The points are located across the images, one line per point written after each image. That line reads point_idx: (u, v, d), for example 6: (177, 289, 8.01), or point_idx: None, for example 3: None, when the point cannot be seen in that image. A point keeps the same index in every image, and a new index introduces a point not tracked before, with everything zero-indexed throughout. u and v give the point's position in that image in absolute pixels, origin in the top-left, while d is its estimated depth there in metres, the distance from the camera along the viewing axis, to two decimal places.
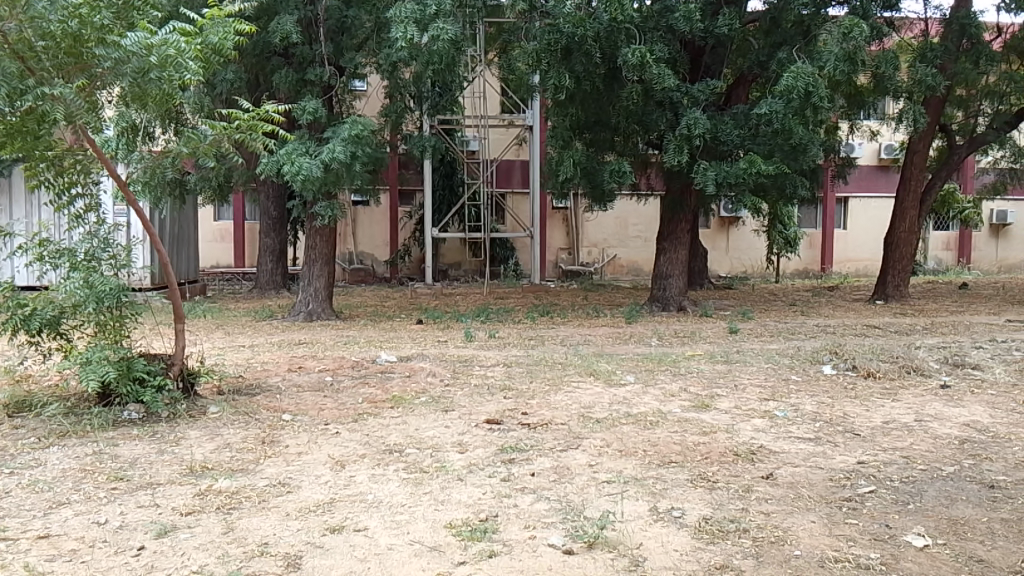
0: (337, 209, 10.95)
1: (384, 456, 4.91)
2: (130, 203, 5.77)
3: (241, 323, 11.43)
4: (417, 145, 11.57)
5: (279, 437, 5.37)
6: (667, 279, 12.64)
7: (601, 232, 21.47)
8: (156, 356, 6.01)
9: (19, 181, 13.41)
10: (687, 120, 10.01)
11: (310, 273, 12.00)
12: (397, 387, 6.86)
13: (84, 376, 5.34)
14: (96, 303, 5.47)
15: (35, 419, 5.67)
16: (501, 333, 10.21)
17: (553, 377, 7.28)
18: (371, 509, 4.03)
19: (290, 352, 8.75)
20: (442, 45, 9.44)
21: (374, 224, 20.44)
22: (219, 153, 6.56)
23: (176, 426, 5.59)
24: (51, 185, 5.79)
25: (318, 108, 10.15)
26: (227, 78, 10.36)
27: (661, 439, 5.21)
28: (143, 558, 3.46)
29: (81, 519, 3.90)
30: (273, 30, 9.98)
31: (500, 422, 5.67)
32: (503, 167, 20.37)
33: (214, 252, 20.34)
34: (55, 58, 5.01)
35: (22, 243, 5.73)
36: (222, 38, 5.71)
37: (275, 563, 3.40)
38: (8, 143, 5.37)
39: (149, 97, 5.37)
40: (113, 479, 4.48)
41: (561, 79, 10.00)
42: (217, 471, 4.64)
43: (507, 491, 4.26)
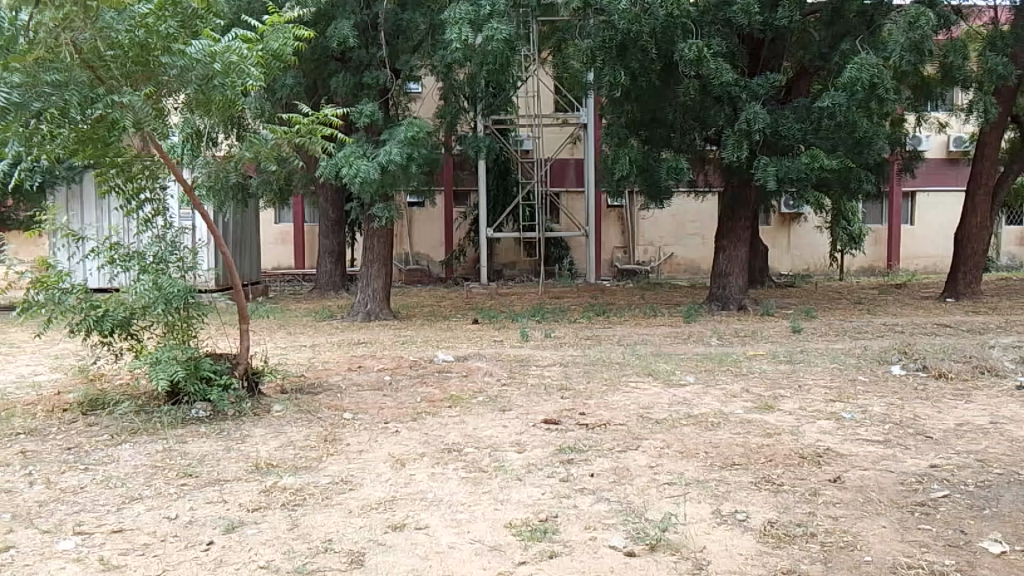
0: (394, 210, 11.05)
1: (443, 454, 4.95)
2: (196, 207, 5.94)
3: (302, 324, 11.66)
4: (472, 145, 11.63)
5: (341, 434, 5.46)
6: (727, 277, 12.42)
7: (658, 231, 21.24)
8: (222, 355, 6.18)
9: (90, 187, 13.92)
10: (746, 114, 9.81)
11: (367, 273, 12.16)
12: (455, 387, 6.89)
13: (154, 375, 5.49)
14: (165, 304, 5.68)
15: (109, 417, 5.88)
16: (557, 333, 10.19)
17: (610, 377, 7.22)
18: (432, 507, 4.05)
19: (351, 352, 8.89)
20: (496, 45, 9.46)
21: (430, 225, 20.64)
22: (279, 157, 6.71)
23: (242, 424, 5.73)
24: (120, 191, 5.99)
25: (375, 111, 10.28)
26: (287, 83, 10.56)
27: (723, 440, 5.12)
28: (213, 552, 3.55)
29: (153, 514, 4.02)
30: (331, 35, 10.16)
31: (558, 422, 5.65)
32: (557, 166, 20.30)
33: (275, 253, 20.83)
34: (123, 66, 5.15)
35: (95, 246, 5.94)
36: (282, 44, 5.87)
37: (339, 560, 3.44)
38: (80, 150, 5.49)
39: (212, 103, 5.54)
40: (182, 475, 4.61)
41: (617, 76, 9.94)
42: (281, 468, 4.74)
43: (567, 491, 4.23)
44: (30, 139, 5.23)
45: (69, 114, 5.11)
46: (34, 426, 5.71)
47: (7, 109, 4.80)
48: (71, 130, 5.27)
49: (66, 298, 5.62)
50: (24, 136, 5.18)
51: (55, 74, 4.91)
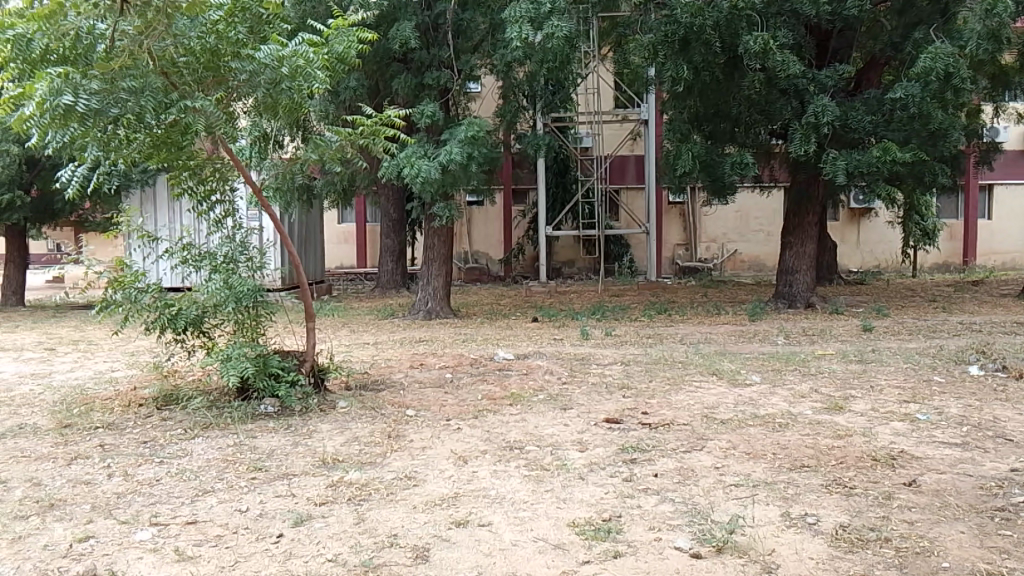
0: (454, 210, 11.13)
1: (505, 452, 4.96)
2: (264, 208, 6.10)
3: (364, 322, 11.86)
4: (532, 143, 11.63)
5: (403, 431, 5.53)
6: (793, 274, 12.13)
7: (721, 227, 20.89)
8: (290, 353, 6.34)
9: (163, 190, 14.43)
10: (814, 107, 9.55)
11: (428, 272, 12.29)
12: (515, 384, 6.92)
13: (225, 371, 5.65)
14: (235, 303, 5.86)
15: (182, 411, 6.08)
16: (617, 331, 10.12)
17: (673, 376, 7.13)
18: (494, 504, 4.07)
19: (412, 349, 9.00)
20: (556, 42, 9.40)
21: (490, 224, 20.75)
22: (344, 158, 6.84)
23: (309, 419, 5.87)
24: (193, 193, 6.18)
25: (436, 112, 10.38)
26: (350, 85, 10.74)
27: (791, 442, 5.00)
28: (282, 545, 3.63)
29: (225, 506, 4.14)
30: (393, 37, 10.31)
31: (620, 421, 5.60)
32: (616, 163, 20.16)
33: (338, 253, 21.25)
34: (195, 72, 5.33)
35: (169, 247, 6.15)
36: (345, 46, 6.08)
37: (404, 554, 3.49)
38: (155, 154, 5.64)
39: (279, 107, 5.67)
40: (252, 468, 4.74)
41: (678, 71, 9.83)
42: (347, 463, 4.82)
43: (630, 491, 4.19)
44: (108, 144, 5.39)
45: (144, 119, 5.26)
46: (112, 420, 5.95)
47: (87, 114, 4.97)
48: (145, 135, 5.40)
49: (142, 296, 5.83)
50: (102, 141, 5.35)
51: (131, 80, 5.08)
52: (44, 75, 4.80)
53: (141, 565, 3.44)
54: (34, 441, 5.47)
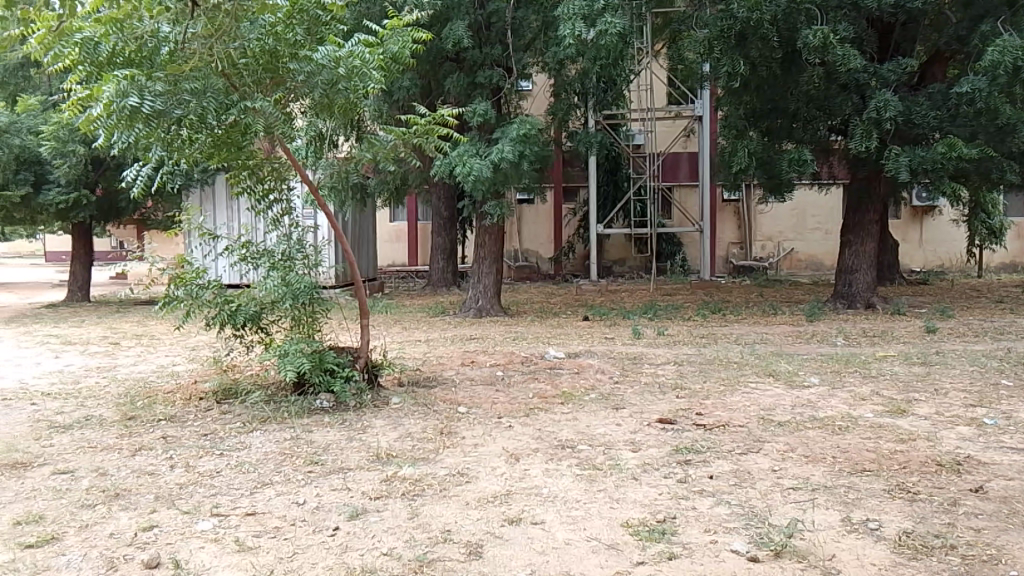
0: (506, 208, 11.14)
1: (557, 451, 4.95)
2: (320, 206, 6.22)
3: (416, 319, 11.98)
4: (583, 141, 11.58)
5: (455, 428, 5.56)
6: (853, 274, 11.83)
7: (777, 225, 20.51)
8: (344, 349, 6.44)
9: (222, 189, 14.79)
10: (876, 102, 9.30)
11: (479, 270, 12.34)
12: (567, 383, 6.89)
13: (282, 366, 5.77)
14: (292, 300, 5.98)
15: (241, 405, 6.22)
16: (670, 330, 10.02)
17: (728, 377, 7.02)
18: (547, 503, 4.06)
19: (464, 347, 9.04)
20: (610, 39, 9.30)
21: (540, 222, 20.74)
22: (397, 157, 6.92)
23: (363, 415, 5.95)
24: (252, 192, 6.31)
25: (488, 110, 10.42)
26: (404, 85, 10.85)
27: (852, 445, 4.88)
28: (338, 538, 3.69)
29: (283, 499, 4.23)
30: (446, 36, 10.37)
31: (674, 422, 5.54)
32: (669, 160, 19.93)
33: (390, 251, 21.52)
34: (255, 73, 5.45)
35: (228, 245, 6.28)
36: (400, 46, 6.16)
37: (458, 550, 3.51)
38: (215, 154, 5.78)
39: (335, 106, 5.80)
40: (309, 462, 4.82)
41: (735, 67, 9.68)
42: (401, 458, 4.88)
43: (685, 493, 4.15)
44: (171, 144, 5.54)
45: (206, 121, 5.39)
46: (174, 413, 6.12)
47: (151, 115, 5.12)
48: (207, 136, 5.53)
49: (203, 293, 5.98)
50: (166, 141, 5.49)
51: (193, 82, 5.23)
52: (111, 78, 4.95)
53: (203, 554, 3.53)
54: (101, 432, 5.67)
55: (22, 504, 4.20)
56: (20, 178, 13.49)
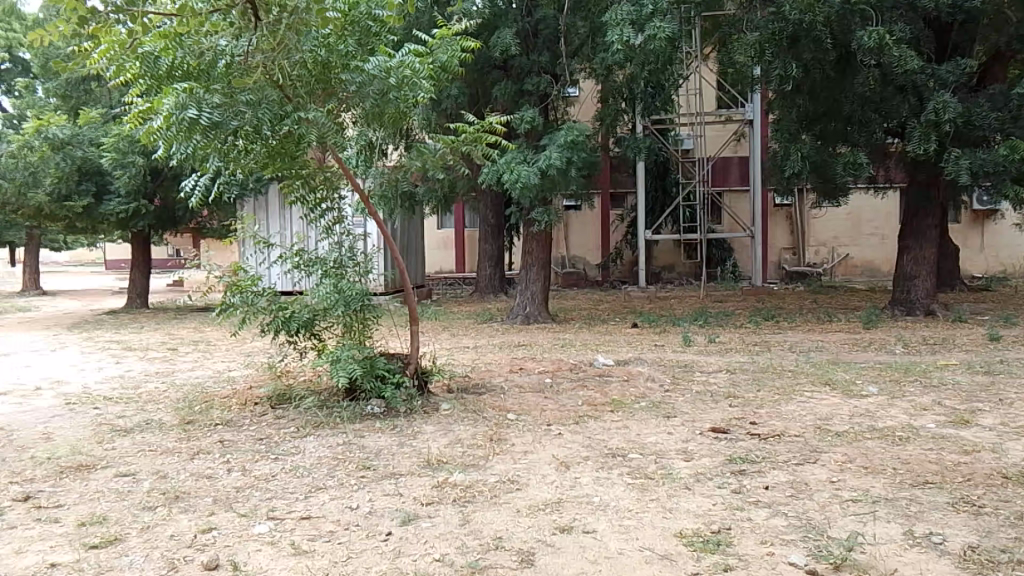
0: (553, 214, 11.11)
1: (608, 459, 4.92)
2: (371, 214, 6.31)
3: (465, 326, 12.06)
4: (632, 147, 11.53)
5: (505, 435, 5.57)
6: (912, 280, 11.51)
7: (831, 230, 20.14)
8: (395, 355, 6.51)
9: (275, 199, 15.12)
10: (934, 104, 9.06)
11: (526, 277, 12.35)
12: (616, 391, 6.85)
13: (335, 372, 5.85)
14: (344, 306, 6.08)
15: (295, 411, 6.34)
16: (722, 338, 9.89)
17: (782, 386, 6.89)
18: (598, 511, 4.04)
19: (512, 354, 9.07)
20: (659, 44, 9.22)
21: (587, 228, 20.71)
22: (445, 165, 6.98)
23: (414, 420, 6.00)
24: (305, 201, 6.44)
25: (536, 117, 10.43)
26: (453, 93, 10.95)
27: (913, 456, 4.75)
28: (391, 542, 3.73)
29: (337, 503, 4.29)
30: (493, 45, 10.43)
31: (727, 431, 5.46)
32: (719, 164, 19.71)
33: (437, 258, 21.70)
34: (308, 86, 5.51)
35: (282, 253, 6.41)
36: (449, 56, 6.23)
37: (510, 558, 3.51)
38: (269, 164, 5.93)
39: (385, 115, 5.91)
40: (362, 467, 4.88)
41: (787, 69, 9.54)
42: (451, 464, 4.91)
43: (739, 503, 4.08)
44: (228, 154, 5.69)
45: (261, 132, 5.50)
46: (230, 418, 6.26)
47: (209, 127, 5.22)
48: (262, 146, 5.67)
49: (259, 300, 6.12)
50: (223, 151, 5.64)
51: (248, 94, 5.34)
52: (172, 91, 5.10)
53: (260, 557, 3.60)
54: (161, 435, 5.83)
55: (87, 505, 4.34)
56: (82, 189, 13.99)
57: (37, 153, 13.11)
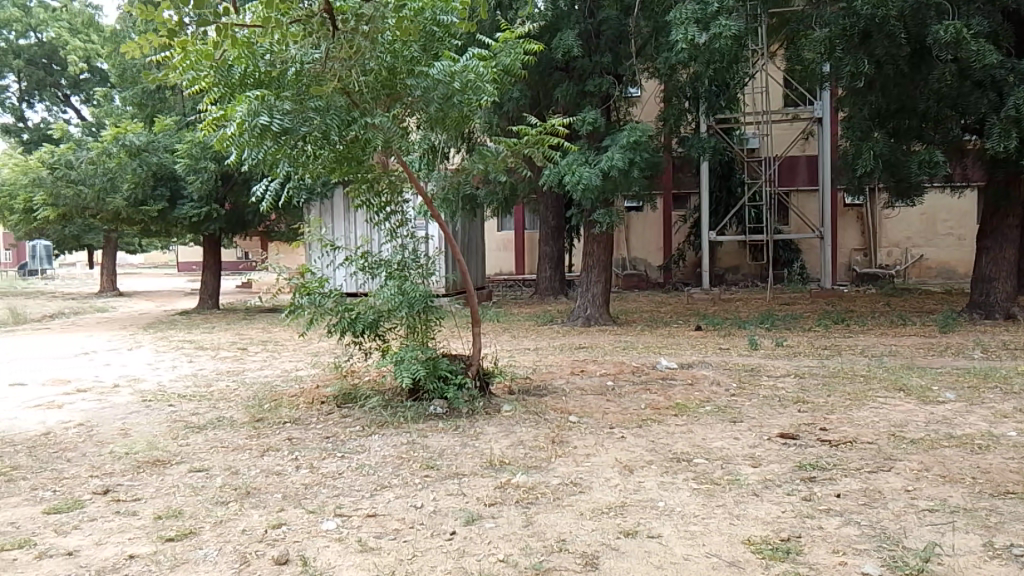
0: (615, 215, 11.02)
1: (672, 464, 4.86)
2: (434, 217, 6.38)
3: (525, 327, 12.08)
4: (696, 147, 11.38)
5: (567, 437, 5.56)
6: (991, 282, 11.06)
7: (904, 230, 19.49)
8: (457, 356, 6.57)
9: (341, 202, 15.42)
10: (1016, 99, 8.67)
11: (587, 279, 12.29)
12: (680, 395, 6.75)
13: (398, 373, 5.93)
14: (408, 307, 6.16)
15: (360, 410, 6.45)
16: (789, 341, 9.66)
17: (854, 391, 6.69)
18: (663, 516, 3.99)
19: (573, 356, 9.04)
20: (724, 42, 9.06)
21: (649, 229, 20.52)
22: (508, 168, 7.01)
23: (475, 421, 6.04)
24: (371, 205, 6.55)
25: (598, 118, 10.38)
26: (514, 96, 10.99)
27: (994, 466, 4.56)
28: (456, 542, 3.76)
29: (402, 501, 4.35)
30: (556, 46, 10.44)
31: (797, 437, 5.33)
32: (786, 164, 19.30)
33: (498, 260, 21.81)
34: (374, 91, 5.58)
35: (348, 256, 6.53)
36: (512, 59, 6.26)
37: (574, 560, 3.50)
38: (337, 168, 6.07)
39: (449, 119, 5.98)
40: (425, 467, 4.94)
41: (859, 66, 9.26)
42: (514, 466, 4.92)
43: (810, 511, 3.98)
44: (297, 159, 5.83)
45: (329, 137, 5.67)
46: (298, 416, 6.41)
47: (280, 131, 5.40)
48: (330, 151, 5.81)
49: (325, 301, 6.24)
50: (293, 157, 5.80)
51: (318, 100, 5.49)
52: (245, 99, 5.21)
53: (329, 553, 3.67)
54: (232, 432, 6.00)
55: (163, 499, 4.50)
56: (157, 194, 14.53)
57: (115, 160, 13.65)
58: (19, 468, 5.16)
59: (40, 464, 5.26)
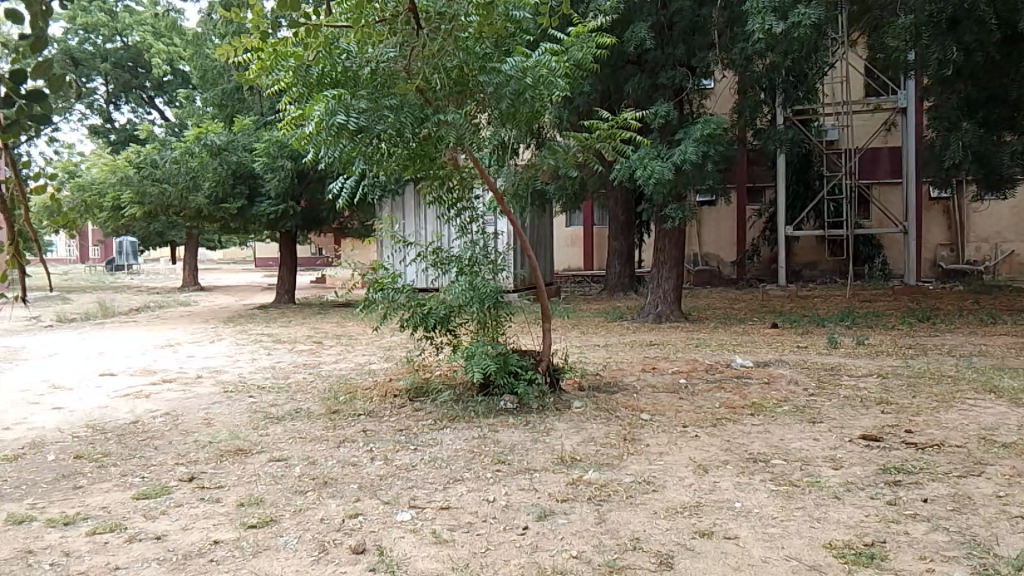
0: (687, 210, 10.85)
1: (748, 464, 4.76)
2: (505, 212, 6.39)
3: (595, 324, 12.00)
4: (772, 140, 11.10)
5: (639, 435, 5.51)
6: None
7: (994, 225, 18.58)
8: (528, 352, 6.60)
9: (411, 198, 15.65)
10: None
11: (658, 275, 12.15)
12: (757, 394, 6.61)
13: (469, 368, 5.98)
14: (478, 303, 6.21)
15: (432, 403, 6.54)
16: (870, 340, 9.34)
17: (941, 392, 6.42)
18: (740, 517, 3.91)
19: (644, 353, 8.94)
20: (804, 31, 8.78)
21: (721, 225, 20.16)
22: (578, 162, 6.97)
23: (546, 417, 6.04)
24: (443, 201, 6.60)
25: (670, 112, 10.26)
26: (585, 90, 10.93)
27: None
28: (529, 537, 3.76)
29: (474, 495, 4.38)
30: (628, 39, 10.33)
31: (880, 439, 5.15)
32: (867, 156, 18.65)
33: (566, 256, 21.78)
34: (447, 89, 5.62)
35: (420, 251, 6.62)
36: (584, 53, 6.21)
37: (649, 560, 3.46)
38: (410, 166, 6.16)
39: (519, 115, 5.99)
40: (497, 461, 4.97)
41: (946, 53, 8.82)
42: (585, 462, 4.90)
43: (895, 516, 3.84)
44: (372, 157, 5.95)
45: (403, 134, 5.73)
46: (372, 408, 6.54)
47: (356, 131, 5.52)
48: (403, 148, 5.88)
49: (398, 296, 6.33)
50: (369, 155, 5.92)
51: (392, 99, 5.54)
52: (322, 98, 5.37)
53: (403, 543, 3.73)
54: (310, 423, 6.17)
55: (245, 487, 4.66)
56: (237, 191, 15.00)
57: (197, 159, 14.15)
58: (109, 455, 5.41)
59: (130, 451, 5.50)
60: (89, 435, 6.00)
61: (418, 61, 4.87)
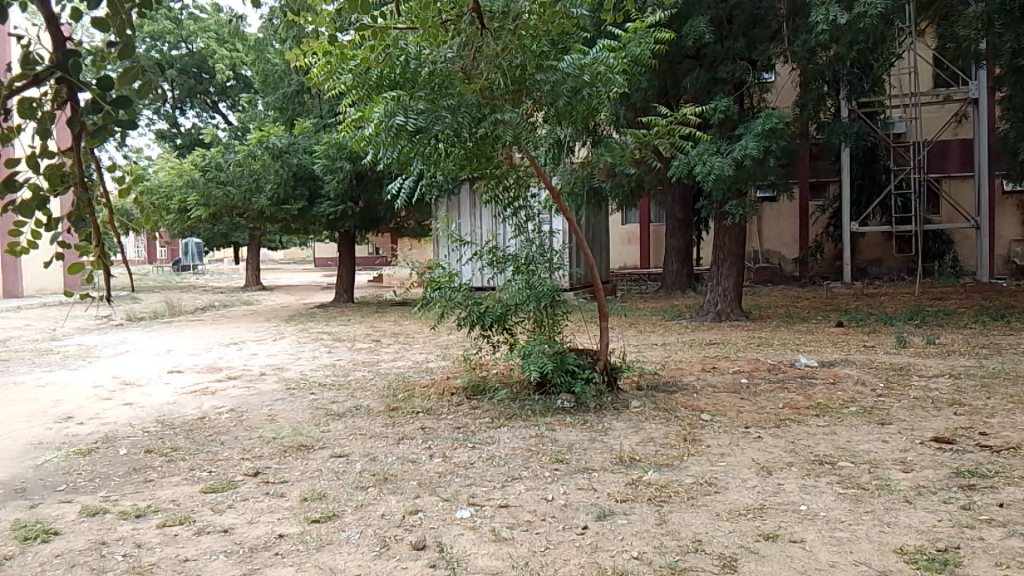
0: (747, 207, 10.63)
1: (814, 466, 4.64)
2: (561, 210, 6.36)
3: (653, 322, 11.86)
4: (836, 133, 10.81)
5: (700, 435, 5.43)
6: None
7: None
8: (585, 351, 6.57)
9: (467, 197, 15.75)
10: None
11: (717, 273, 11.95)
12: (821, 394, 6.44)
13: (526, 366, 5.98)
14: (535, 302, 6.20)
15: (489, 402, 6.55)
16: (941, 339, 9.00)
17: (1018, 394, 6.15)
18: (806, 520, 3.82)
19: (703, 352, 8.80)
20: (870, 20, 8.49)
21: (782, 221, 19.73)
22: (636, 159, 6.90)
23: (604, 416, 5.99)
24: (500, 200, 6.62)
25: (730, 106, 10.07)
26: (642, 86, 10.81)
27: None
28: (588, 537, 3.74)
29: (533, 493, 4.38)
30: (686, 34, 10.19)
31: (953, 442, 4.96)
32: (936, 149, 18.02)
33: (622, 254, 21.62)
34: (505, 88, 5.59)
35: (477, 250, 6.65)
36: (642, 48, 6.13)
37: (711, 562, 3.40)
38: (467, 165, 6.17)
39: (576, 112, 5.95)
40: (555, 460, 4.95)
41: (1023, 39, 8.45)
42: (645, 463, 4.85)
43: (969, 521, 3.69)
44: (430, 157, 6.02)
45: (460, 134, 5.73)
46: (430, 406, 6.59)
47: (414, 131, 5.57)
48: (460, 147, 5.90)
49: (455, 295, 6.37)
50: (427, 154, 5.96)
51: (450, 99, 5.53)
52: (383, 100, 5.50)
53: (462, 541, 3.74)
54: (369, 421, 6.25)
55: (308, 481, 4.75)
56: (297, 193, 15.32)
57: (260, 161, 14.53)
58: (178, 450, 5.58)
59: (198, 446, 5.67)
60: (159, 430, 6.20)
61: (478, 62, 4.93)
